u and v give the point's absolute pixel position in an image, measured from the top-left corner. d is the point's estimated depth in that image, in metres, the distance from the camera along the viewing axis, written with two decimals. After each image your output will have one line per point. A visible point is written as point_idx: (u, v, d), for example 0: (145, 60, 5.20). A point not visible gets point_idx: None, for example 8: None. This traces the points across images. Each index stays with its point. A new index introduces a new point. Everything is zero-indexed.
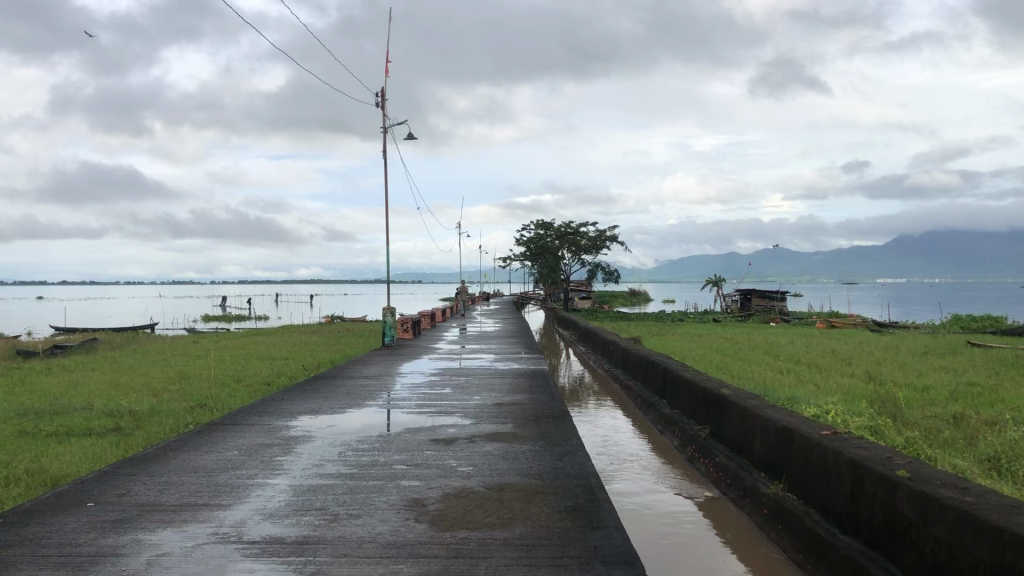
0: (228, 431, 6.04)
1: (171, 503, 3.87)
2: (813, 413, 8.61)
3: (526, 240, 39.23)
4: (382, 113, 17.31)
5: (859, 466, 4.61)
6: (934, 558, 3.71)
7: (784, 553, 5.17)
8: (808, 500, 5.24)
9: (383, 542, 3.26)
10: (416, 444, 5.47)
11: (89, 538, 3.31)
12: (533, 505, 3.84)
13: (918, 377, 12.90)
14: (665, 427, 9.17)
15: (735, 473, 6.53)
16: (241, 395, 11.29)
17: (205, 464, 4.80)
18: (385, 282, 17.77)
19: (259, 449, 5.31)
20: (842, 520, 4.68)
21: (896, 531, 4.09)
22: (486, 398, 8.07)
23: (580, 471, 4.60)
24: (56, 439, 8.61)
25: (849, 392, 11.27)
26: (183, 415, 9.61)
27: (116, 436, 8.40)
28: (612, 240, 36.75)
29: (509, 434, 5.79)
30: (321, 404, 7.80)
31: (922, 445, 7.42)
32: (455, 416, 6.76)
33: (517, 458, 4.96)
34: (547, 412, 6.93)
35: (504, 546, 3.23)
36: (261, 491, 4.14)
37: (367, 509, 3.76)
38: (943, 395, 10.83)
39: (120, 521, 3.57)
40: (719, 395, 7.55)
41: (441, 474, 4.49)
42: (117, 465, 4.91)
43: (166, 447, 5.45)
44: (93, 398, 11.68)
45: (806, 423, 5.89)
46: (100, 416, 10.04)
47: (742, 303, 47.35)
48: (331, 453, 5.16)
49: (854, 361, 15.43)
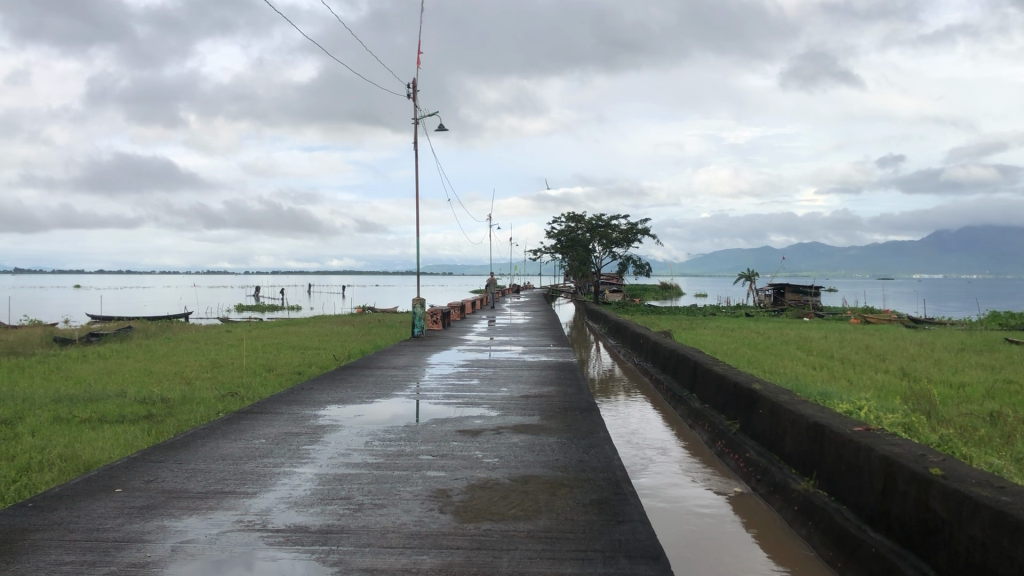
0: (257, 419, 6.07)
1: (197, 490, 3.90)
2: (845, 408, 8.50)
3: (557, 233, 39.13)
4: (413, 103, 17.29)
5: (892, 463, 4.53)
6: (968, 558, 3.64)
7: (814, 550, 5.10)
8: (839, 496, 5.16)
9: (406, 532, 3.24)
10: (442, 435, 5.45)
11: (115, 524, 3.33)
12: (558, 498, 3.80)
13: (953, 374, 12.71)
14: (694, 422, 9.10)
15: (765, 469, 6.45)
16: (271, 384, 11.36)
17: (232, 453, 4.83)
18: (416, 272, 17.83)
19: (286, 437, 5.33)
20: (874, 518, 4.60)
21: (929, 530, 4.01)
22: (513, 390, 8.03)
23: (607, 464, 4.56)
24: (89, 425, 8.71)
25: (883, 388, 11.11)
26: (214, 403, 9.70)
27: (147, 423, 8.50)
28: (644, 233, 36.54)
29: (536, 426, 5.77)
30: (349, 394, 7.83)
31: (958, 443, 7.30)
32: (482, 407, 6.75)
33: (544, 450, 4.93)
34: (575, 405, 6.89)
35: (528, 539, 3.20)
36: (287, 479, 4.15)
37: (391, 499, 3.75)
38: (979, 393, 10.67)
39: (147, 507, 3.59)
40: (750, 390, 7.47)
41: (466, 465, 4.47)
42: (147, 451, 4.95)
43: (194, 435, 5.49)
44: (126, 386, 11.82)
45: (837, 420, 5.81)
46: (133, 403, 10.16)
47: (775, 298, 46.88)
48: (357, 442, 5.16)
49: (889, 357, 15.22)
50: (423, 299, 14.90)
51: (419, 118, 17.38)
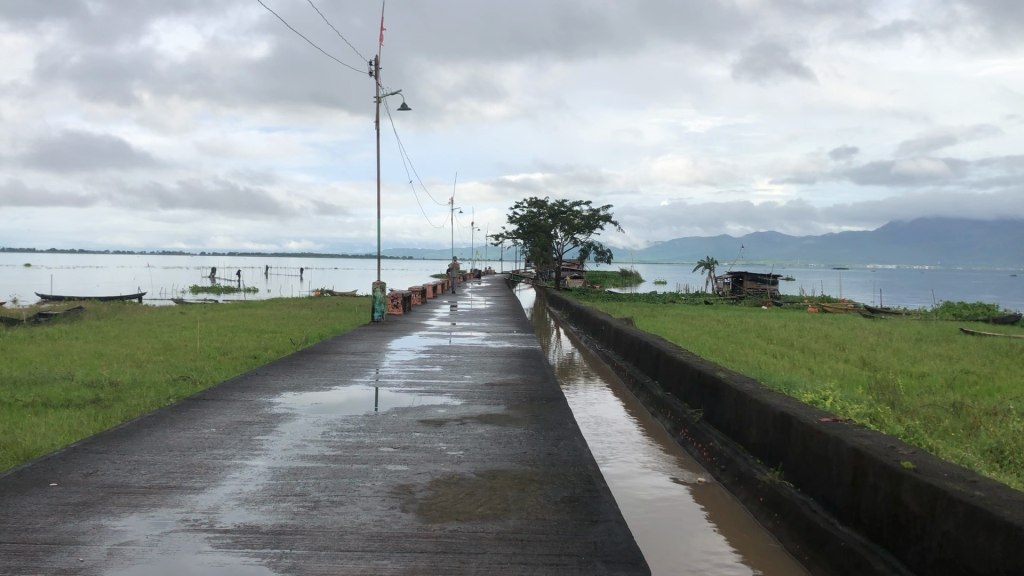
0: (207, 407, 5.78)
1: (141, 485, 3.63)
2: (810, 398, 8.41)
3: (519, 218, 38.96)
4: (375, 82, 16.95)
5: (861, 456, 4.38)
6: (941, 555, 3.49)
7: (780, 543, 4.96)
8: (806, 488, 5.02)
9: (366, 534, 3.01)
10: (403, 425, 5.22)
11: (47, 523, 3.06)
12: (528, 494, 3.60)
13: (913, 363, 12.74)
14: (656, 409, 8.96)
15: (730, 458, 6.31)
16: (226, 368, 11.04)
17: (180, 443, 4.54)
18: (377, 256, 17.51)
19: (238, 427, 5.06)
20: (843, 511, 4.46)
21: (900, 525, 3.87)
22: (476, 378, 7.83)
23: (576, 458, 4.36)
24: (33, 409, 8.34)
25: (846, 378, 11.06)
26: (166, 388, 9.36)
27: (94, 408, 8.15)
28: (606, 220, 36.44)
29: (500, 416, 5.57)
30: (305, 380, 7.55)
31: (924, 435, 7.22)
32: (444, 395, 6.52)
33: (510, 442, 4.72)
34: (540, 394, 6.70)
35: (497, 541, 2.98)
36: (237, 473, 3.88)
37: (350, 496, 3.51)
38: (940, 384, 10.66)
39: (84, 504, 3.32)
40: (714, 378, 7.32)
41: (431, 458, 4.24)
42: (87, 440, 4.65)
43: (140, 423, 5.18)
44: (74, 368, 11.41)
45: (804, 410, 5.67)
46: (80, 387, 9.79)
47: (735, 285, 46.91)
48: (313, 432, 4.92)
49: (849, 346, 15.26)
50: (384, 283, 14.59)
51: (381, 97, 17.04)
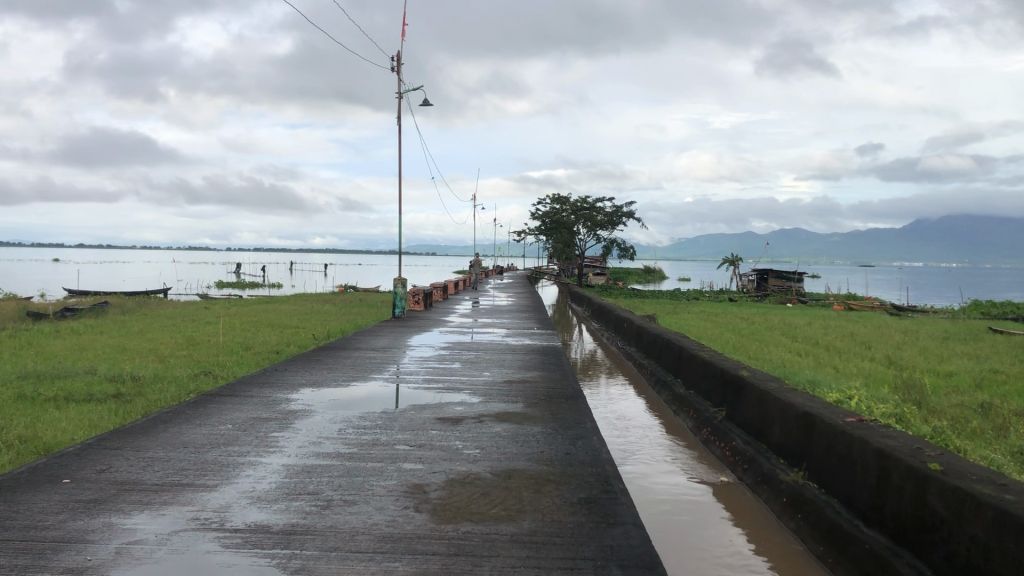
0: (225, 402, 5.76)
1: (153, 482, 3.60)
2: (835, 397, 8.29)
3: (541, 215, 38.83)
4: (398, 78, 16.91)
5: (887, 456, 4.28)
6: (968, 560, 3.39)
7: (803, 544, 4.86)
8: (830, 489, 4.92)
9: (378, 535, 2.96)
10: (419, 423, 5.17)
11: (57, 520, 3.03)
12: (543, 495, 3.53)
13: (940, 363, 12.53)
14: (678, 408, 8.86)
15: (752, 458, 6.21)
16: (247, 363, 11.06)
17: (195, 440, 4.51)
18: (398, 252, 17.47)
19: (254, 423, 5.02)
20: (867, 513, 4.36)
21: (926, 528, 3.76)
22: (496, 375, 7.77)
23: (594, 458, 4.29)
24: (54, 404, 8.37)
25: (871, 377, 10.89)
26: (186, 383, 9.36)
27: (115, 402, 8.17)
28: (629, 216, 36.23)
29: (519, 414, 5.50)
30: (325, 376, 7.52)
31: (951, 435, 7.08)
32: (462, 393, 6.46)
33: (527, 441, 4.66)
34: (559, 392, 6.63)
35: (511, 543, 2.92)
36: (251, 471, 3.85)
37: (363, 495, 3.45)
38: (967, 383, 10.48)
39: (95, 501, 3.29)
40: (737, 376, 7.22)
41: (446, 457, 4.18)
42: (102, 436, 4.63)
43: (157, 419, 5.16)
44: (96, 363, 11.46)
45: (829, 409, 5.56)
46: (102, 382, 9.82)
47: (759, 283, 46.58)
48: (329, 429, 4.88)
49: (873, 344, 15.07)
50: (404, 280, 14.56)
51: (403, 92, 16.98)
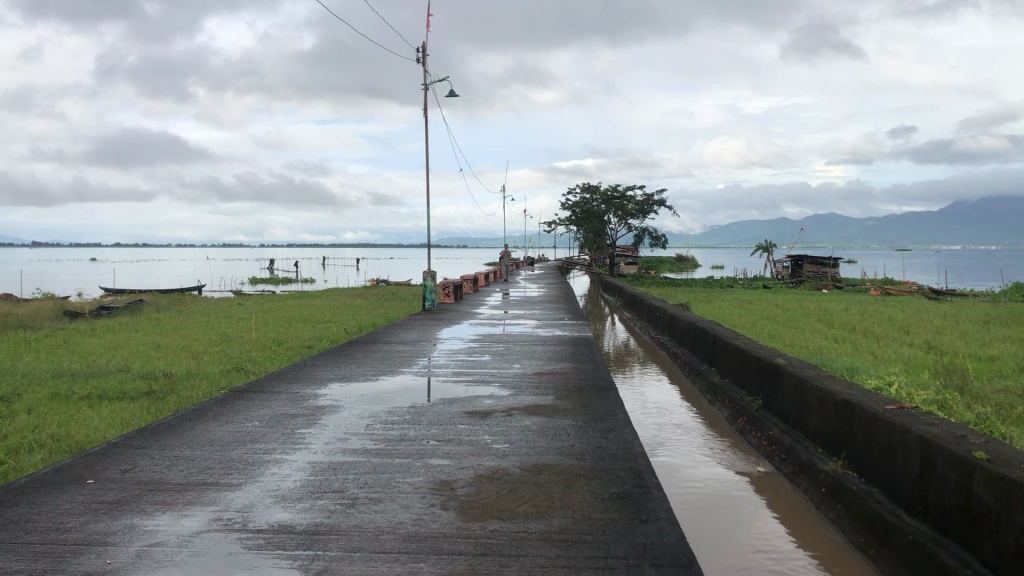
0: (253, 398, 5.72)
1: (178, 481, 3.55)
2: (875, 384, 8.11)
3: (571, 205, 38.63)
4: (423, 69, 16.89)
5: (930, 445, 4.11)
6: (1017, 551, 3.24)
7: (845, 536, 4.71)
8: (870, 478, 4.77)
9: (403, 534, 2.87)
10: (449, 417, 5.09)
11: (79, 523, 2.98)
12: (574, 491, 3.43)
13: (982, 347, 12.26)
14: (714, 397, 8.71)
15: (789, 447, 6.06)
16: (278, 358, 11.08)
17: (221, 437, 4.46)
18: (427, 245, 17.41)
19: (281, 420, 4.97)
20: (910, 503, 4.21)
21: (972, 519, 3.61)
22: (526, 367, 7.66)
23: (627, 451, 4.18)
24: (88, 402, 8.40)
25: (912, 363, 10.66)
26: (217, 380, 9.36)
27: (147, 400, 8.20)
28: (660, 205, 35.94)
29: (549, 407, 5.40)
30: (353, 371, 7.46)
31: (996, 421, 6.89)
32: (493, 386, 6.37)
33: (559, 435, 4.55)
34: (591, 383, 6.52)
35: (541, 542, 2.82)
36: (276, 468, 3.78)
37: (389, 493, 3.38)
38: (1010, 367, 10.22)
39: (118, 502, 3.24)
40: (773, 364, 7.07)
41: (475, 452, 4.10)
42: (130, 435, 4.59)
43: (184, 416, 5.12)
44: (130, 361, 11.52)
45: (868, 397, 5.40)
46: (135, 379, 9.85)
47: (794, 269, 46.04)
48: (356, 425, 4.81)
49: (913, 329, 14.75)
50: (433, 272, 14.46)
51: (429, 84, 16.88)
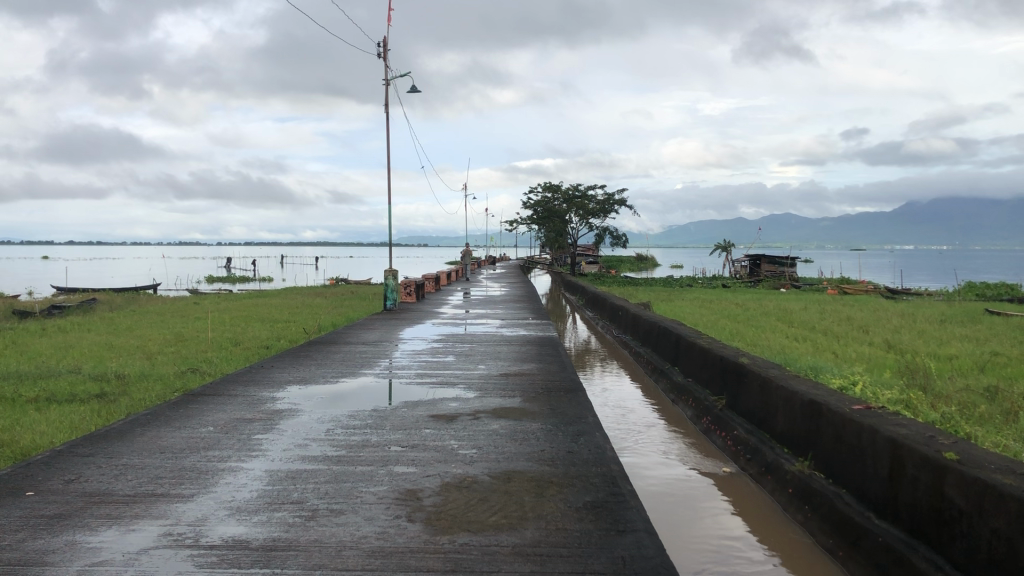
0: (207, 402, 5.48)
1: (125, 492, 3.34)
2: (839, 384, 8.06)
3: (532, 204, 38.60)
4: (384, 64, 16.68)
5: (899, 446, 4.02)
6: (991, 555, 3.14)
7: (812, 537, 4.62)
8: (838, 479, 4.68)
9: (367, 549, 2.70)
10: (413, 421, 4.90)
11: (14, 540, 2.76)
12: (546, 500, 3.28)
13: (940, 346, 12.32)
14: (678, 397, 8.61)
15: (755, 448, 5.97)
16: (235, 359, 10.79)
17: (173, 445, 4.24)
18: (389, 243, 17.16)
19: (237, 425, 4.75)
20: (880, 505, 4.11)
21: (944, 521, 3.52)
22: (491, 368, 7.52)
23: (597, 456, 4.04)
24: (35, 405, 8.07)
25: (873, 362, 10.67)
26: (173, 381, 9.06)
27: (98, 403, 7.90)
28: (621, 204, 36.06)
29: (517, 409, 5.25)
30: (314, 372, 7.24)
31: (960, 421, 6.87)
32: (458, 387, 6.21)
33: (527, 439, 4.40)
34: (559, 385, 6.36)
35: (513, 557, 2.67)
36: (231, 478, 3.59)
37: (352, 504, 3.20)
38: (969, 366, 10.27)
39: (60, 516, 3.02)
40: (738, 363, 6.97)
41: (441, 458, 3.92)
42: (76, 441, 4.35)
43: (134, 421, 4.88)
44: (81, 362, 11.13)
45: (834, 397, 5.32)
46: (86, 381, 9.52)
47: (752, 267, 46.41)
48: (316, 430, 4.61)
49: (872, 329, 14.82)
50: (395, 272, 14.23)
51: (390, 80, 16.63)
